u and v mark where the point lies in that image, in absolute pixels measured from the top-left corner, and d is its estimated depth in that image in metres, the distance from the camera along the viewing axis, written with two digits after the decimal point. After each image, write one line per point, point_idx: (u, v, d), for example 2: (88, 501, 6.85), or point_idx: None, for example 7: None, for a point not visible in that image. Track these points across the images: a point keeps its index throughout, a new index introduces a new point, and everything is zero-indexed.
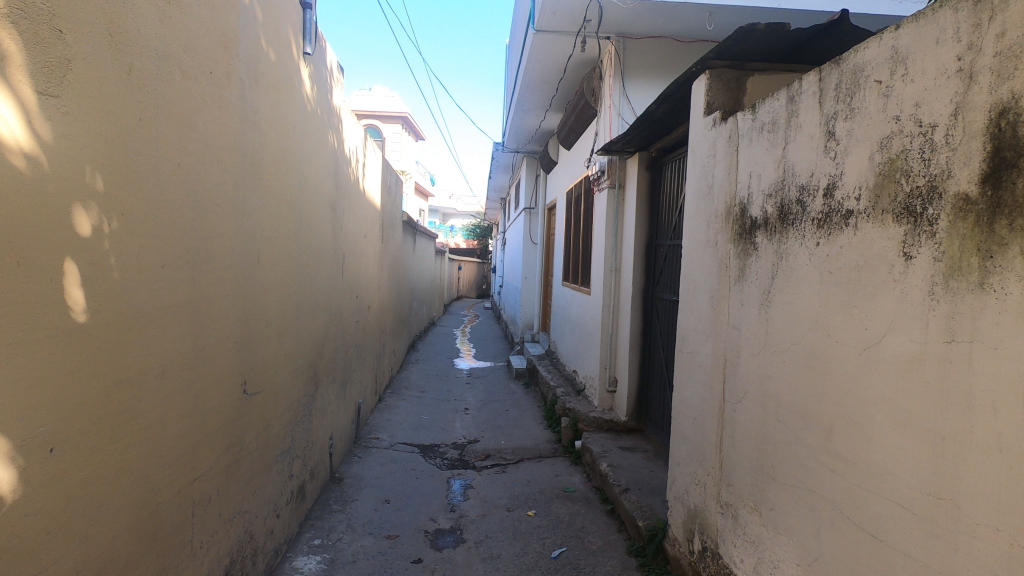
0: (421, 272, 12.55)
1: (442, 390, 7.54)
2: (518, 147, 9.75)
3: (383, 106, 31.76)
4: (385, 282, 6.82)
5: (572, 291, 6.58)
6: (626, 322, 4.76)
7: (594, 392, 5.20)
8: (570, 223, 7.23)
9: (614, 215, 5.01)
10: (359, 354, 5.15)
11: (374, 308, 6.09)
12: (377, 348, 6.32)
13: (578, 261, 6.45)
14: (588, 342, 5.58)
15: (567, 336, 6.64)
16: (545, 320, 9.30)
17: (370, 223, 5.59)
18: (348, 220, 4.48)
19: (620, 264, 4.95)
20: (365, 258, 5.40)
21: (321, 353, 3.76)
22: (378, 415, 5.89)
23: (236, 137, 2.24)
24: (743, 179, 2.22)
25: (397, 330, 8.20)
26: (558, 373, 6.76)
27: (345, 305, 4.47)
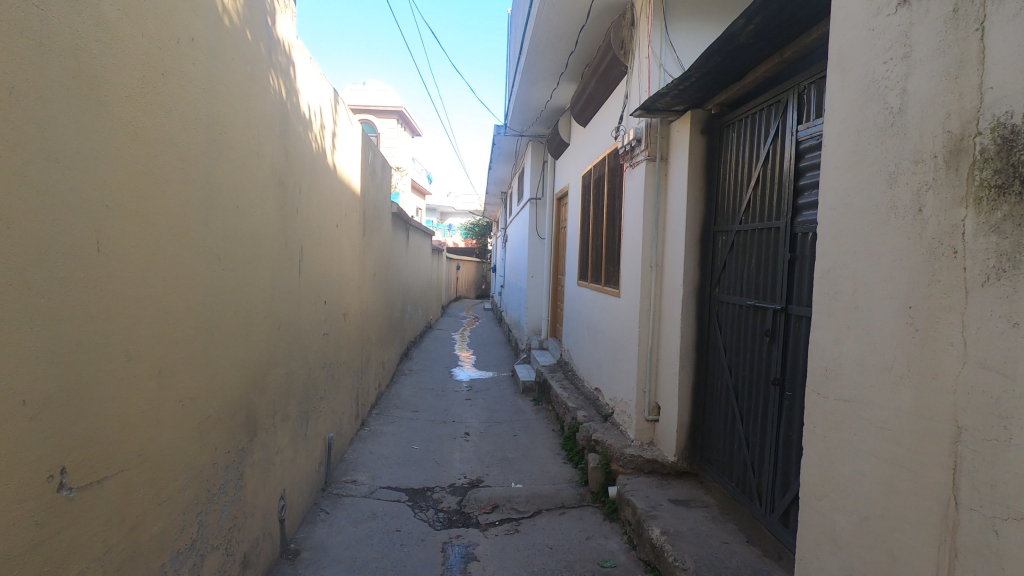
0: (415, 272, 11.46)
1: (438, 410, 6.45)
2: (522, 129, 8.65)
3: (378, 100, 30.63)
4: (368, 284, 5.71)
5: (592, 293, 5.50)
6: (673, 333, 3.67)
7: (628, 421, 4.11)
8: (587, 213, 6.11)
9: (654, 197, 3.93)
10: (329, 377, 4.06)
11: (354, 315, 4.99)
12: (358, 364, 5.24)
13: (599, 256, 5.37)
14: (617, 357, 4.50)
15: (587, 347, 5.56)
16: (556, 325, 8.20)
17: (346, 211, 4.49)
18: (308, 202, 3.40)
19: (663, 259, 3.86)
20: (340, 255, 4.33)
21: (265, 384, 2.70)
22: (357, 447, 4.79)
23: (20, 10, 1.16)
24: (1010, 78, 1.13)
25: (385, 339, 7.11)
26: (576, 392, 5.66)
27: (306, 314, 3.40)
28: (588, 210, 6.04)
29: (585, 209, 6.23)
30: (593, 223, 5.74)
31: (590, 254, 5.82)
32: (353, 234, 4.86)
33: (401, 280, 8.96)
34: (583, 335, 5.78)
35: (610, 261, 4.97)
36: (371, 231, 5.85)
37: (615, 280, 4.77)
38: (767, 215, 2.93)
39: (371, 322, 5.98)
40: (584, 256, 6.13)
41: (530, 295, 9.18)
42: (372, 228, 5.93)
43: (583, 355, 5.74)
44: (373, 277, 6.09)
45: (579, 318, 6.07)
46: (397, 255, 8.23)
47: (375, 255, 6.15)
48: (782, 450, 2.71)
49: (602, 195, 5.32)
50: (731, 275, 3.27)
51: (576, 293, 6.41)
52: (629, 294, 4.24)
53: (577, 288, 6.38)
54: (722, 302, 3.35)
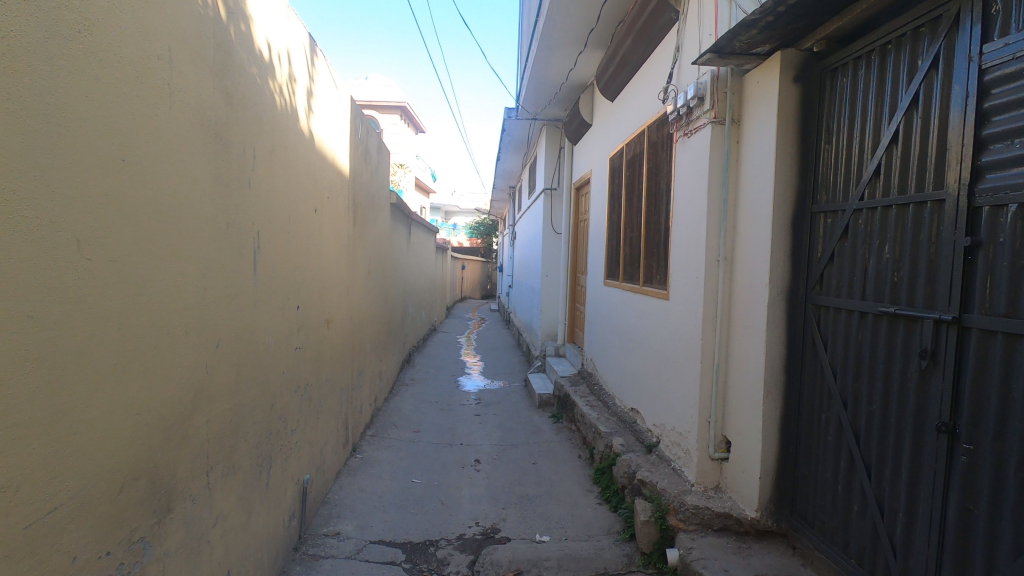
0: (418, 271, 10.62)
1: (442, 429, 5.60)
2: (536, 112, 7.78)
3: (380, 95, 29.79)
4: (360, 284, 4.86)
5: (625, 294, 4.62)
6: (753, 349, 2.79)
7: (685, 460, 3.23)
8: (617, 202, 5.23)
9: (722, 172, 3.05)
10: (305, 400, 3.21)
11: (341, 323, 4.12)
12: (347, 381, 4.37)
13: (636, 251, 4.49)
14: (664, 374, 3.63)
15: (619, 360, 4.70)
16: (575, 330, 7.32)
17: (327, 194, 3.62)
18: (268, 174, 2.54)
19: (735, 252, 2.99)
20: (320, 247, 3.47)
21: (191, 432, 1.85)
22: (345, 484, 3.93)
23: None
24: None
25: (382, 347, 6.27)
26: (607, 412, 4.78)
27: (266, 326, 2.54)
28: (618, 197, 5.16)
29: (614, 197, 5.35)
30: (626, 211, 4.85)
31: (621, 248, 4.93)
32: (339, 223, 3.99)
33: (401, 280, 8.10)
34: (613, 344, 4.90)
35: (653, 255, 4.10)
36: (364, 223, 4.99)
37: (660, 279, 3.90)
38: (911, 184, 2.04)
39: (364, 330, 5.12)
40: (613, 252, 5.26)
41: (544, 295, 8.30)
42: (365, 220, 5.06)
43: (613, 367, 4.87)
44: (366, 277, 5.21)
45: (607, 324, 5.19)
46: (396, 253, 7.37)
47: (369, 251, 5.30)
48: (950, 530, 1.83)
49: (640, 178, 4.45)
50: (842, 272, 2.39)
51: (603, 294, 5.53)
52: (683, 297, 3.37)
53: (603, 289, 5.50)
54: (828, 308, 2.47)
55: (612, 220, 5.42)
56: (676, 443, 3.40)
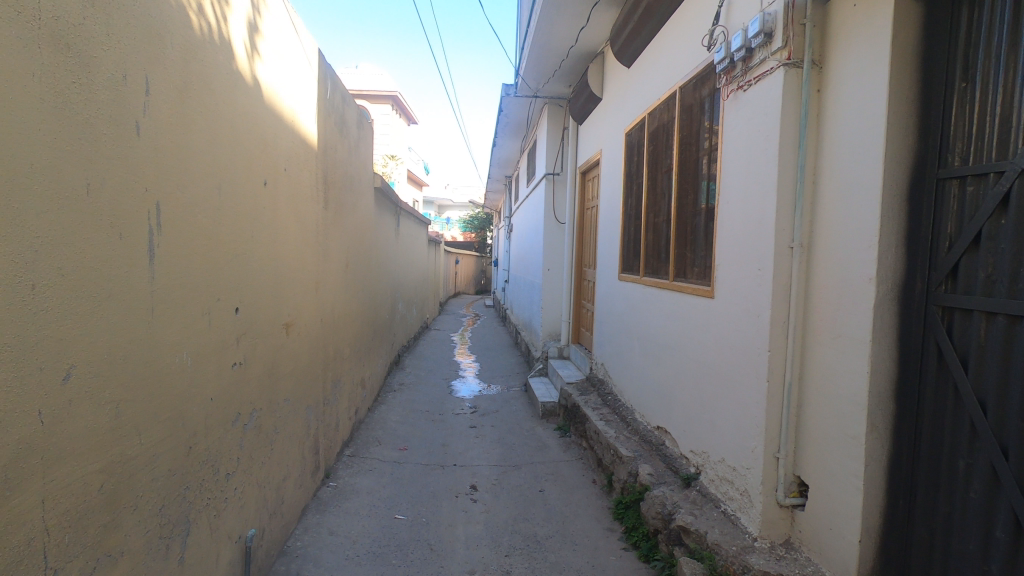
0: (408, 265, 9.86)
1: (433, 446, 4.87)
2: (537, 88, 7.01)
3: (370, 84, 28.86)
4: (334, 280, 4.10)
5: (650, 290, 3.90)
6: (845, 367, 2.08)
7: (742, 504, 2.52)
8: (637, 182, 4.49)
9: (798, 131, 2.32)
10: (253, 428, 2.48)
11: (307, 327, 3.37)
12: (316, 396, 3.63)
13: (664, 240, 3.76)
14: (709, 390, 2.91)
15: (642, 367, 3.98)
16: (582, 330, 6.61)
17: (285, 165, 2.86)
18: (179, 123, 1.79)
19: (815, 236, 2.27)
20: (275, 232, 2.72)
21: (1, 526, 1.11)
22: (311, 526, 3.19)
23: None
24: None
25: (364, 351, 5.52)
26: (628, 429, 4.07)
27: (179, 338, 1.80)
28: (639, 177, 4.42)
29: (632, 178, 4.62)
30: (651, 191, 4.11)
31: (643, 235, 4.20)
32: (304, 204, 3.24)
33: (388, 274, 7.33)
34: (634, 347, 4.20)
35: (689, 243, 3.37)
36: (340, 207, 4.24)
37: (699, 272, 3.17)
38: None
39: (340, 334, 4.37)
40: (633, 241, 4.52)
41: (547, 291, 7.57)
42: (341, 203, 4.30)
43: (635, 377, 4.16)
44: (343, 271, 4.45)
45: (626, 326, 4.47)
46: (382, 243, 6.61)
47: (346, 240, 4.53)
48: None
49: (671, 149, 3.71)
50: (995, 261, 1.68)
51: (618, 289, 4.80)
52: (737, 294, 2.65)
53: (619, 284, 4.76)
54: (969, 312, 1.76)
55: (629, 204, 4.68)
56: (727, 480, 2.68)
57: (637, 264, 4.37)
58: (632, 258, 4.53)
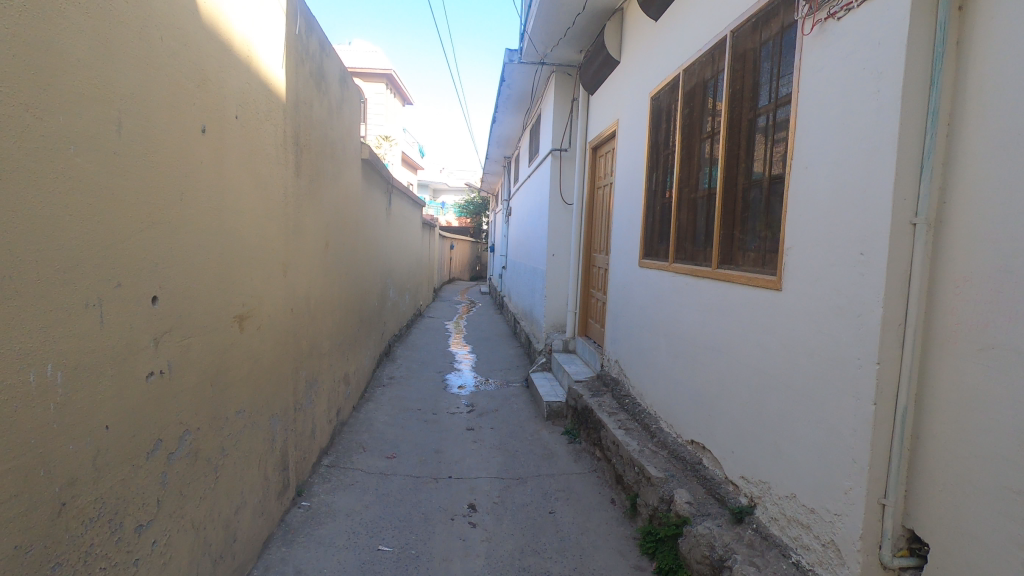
0: (400, 249, 9.21)
1: (426, 453, 4.28)
2: (545, 53, 6.33)
3: (364, 62, 27.88)
4: (310, 262, 3.47)
5: (685, 280, 3.29)
6: (1000, 392, 1.49)
7: (825, 559, 1.95)
8: (666, 153, 3.86)
9: (927, 66, 1.70)
10: (187, 455, 1.88)
11: (272, 319, 2.75)
12: (285, 402, 3.02)
13: (705, 220, 3.16)
14: (773, 406, 2.32)
15: (674, 370, 3.39)
16: (593, 322, 6.03)
17: (236, 113, 2.22)
18: (28, 12, 1.15)
19: (949, 209, 1.67)
20: (222, 200, 2.09)
21: None
22: (274, 563, 2.61)
23: None
24: None
25: (349, 344, 4.91)
26: (654, 441, 3.48)
27: (34, 342, 1.19)
28: (670, 147, 3.79)
29: (660, 149, 3.98)
30: (686, 163, 3.49)
31: (676, 214, 3.58)
32: (267, 167, 2.59)
33: (378, 258, 6.70)
34: (663, 345, 3.61)
35: (742, 222, 2.76)
36: (317, 176, 3.59)
37: (758, 257, 2.57)
38: None
39: (318, 326, 3.75)
40: (661, 222, 3.90)
41: (552, 279, 6.95)
42: (319, 172, 3.64)
43: (663, 380, 3.57)
44: (322, 252, 3.82)
45: (651, 320, 3.87)
46: (371, 224, 5.96)
47: (326, 216, 3.88)
48: None
49: (717, 109, 3.08)
50: None
51: (640, 278, 4.20)
52: (821, 287, 2.05)
53: (641, 272, 4.16)
54: None
55: (656, 180, 4.05)
56: (800, 525, 2.10)
57: (666, 249, 3.76)
58: (659, 241, 3.91)
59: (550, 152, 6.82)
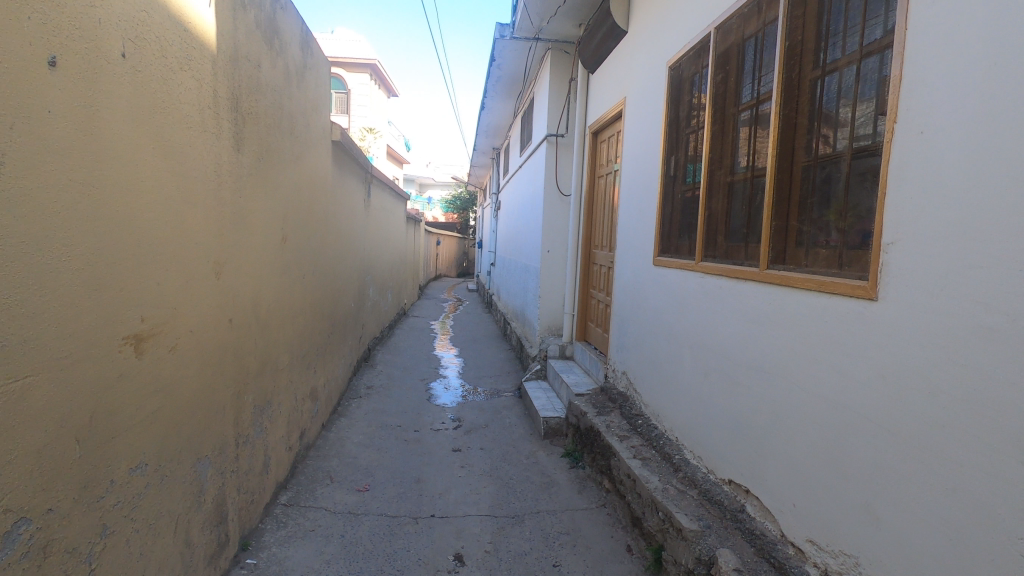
0: (381, 245, 8.53)
1: (405, 484, 3.66)
2: (539, 27, 5.70)
3: (346, 51, 26.99)
4: (259, 259, 2.82)
5: (720, 282, 2.70)
6: None
7: None
8: (691, 131, 3.26)
9: None
10: (27, 555, 1.26)
11: (198, 333, 2.11)
12: (223, 438, 2.39)
13: (749, 209, 2.57)
14: (865, 454, 1.75)
15: (704, 390, 2.81)
16: (594, 326, 5.44)
17: (124, 50, 1.57)
18: None
19: None
20: (94, 171, 1.45)
21: None
22: None
23: None
24: None
25: (317, 354, 4.26)
26: (679, 477, 2.89)
27: None
28: (696, 122, 3.18)
29: (683, 125, 3.37)
30: (720, 140, 2.88)
31: (705, 202, 2.98)
32: (186, 135, 1.95)
33: (354, 256, 6.04)
34: (688, 359, 3.03)
35: (807, 210, 2.16)
36: (269, 154, 2.93)
37: (835, 254, 1.97)
38: None
39: (273, 337, 3.11)
40: (684, 212, 3.30)
41: (547, 278, 6.33)
42: (272, 149, 2.99)
43: (689, 401, 2.99)
44: (278, 247, 3.17)
45: (672, 328, 3.28)
46: (344, 215, 5.29)
47: (282, 203, 3.22)
48: None
49: (765, 69, 2.48)
50: None
51: (655, 279, 3.60)
52: (949, 297, 1.47)
53: (656, 272, 3.57)
54: None
55: (677, 162, 3.44)
56: None
57: (693, 244, 3.15)
58: (682, 235, 3.31)
59: (545, 138, 6.19)
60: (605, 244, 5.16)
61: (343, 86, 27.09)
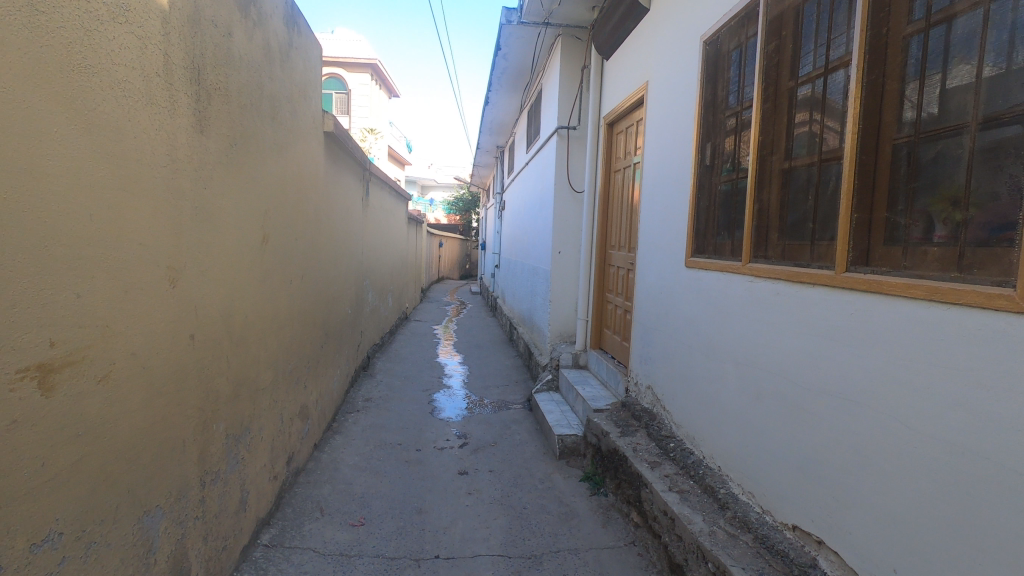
0: (380, 247, 8.11)
1: (406, 515, 3.25)
2: (549, 10, 5.29)
3: (347, 51, 26.63)
4: (233, 262, 2.42)
5: (776, 288, 2.29)
6: None
7: None
8: (733, 112, 2.84)
9: None
10: None
11: (146, 356, 1.71)
12: (186, 479, 1.99)
13: (815, 199, 2.15)
14: (1009, 519, 1.35)
15: (758, 415, 2.40)
16: (610, 333, 5.02)
17: None
18: None
19: None
20: None
21: None
22: None
23: None
24: None
25: (308, 367, 3.85)
26: (728, 517, 2.47)
27: None
28: (739, 101, 2.76)
29: (722, 106, 2.95)
30: (772, 118, 2.46)
31: (753, 192, 2.55)
32: (125, 109, 1.55)
33: (350, 258, 5.62)
34: (734, 377, 2.62)
35: (905, 197, 1.74)
36: (245, 140, 2.52)
37: (954, 252, 1.56)
38: None
39: (252, 352, 2.70)
40: (725, 205, 2.88)
41: (557, 281, 5.90)
42: (250, 135, 2.58)
43: (737, 426, 2.58)
44: (258, 248, 2.76)
45: (710, 340, 2.87)
46: (338, 214, 4.88)
47: (263, 198, 2.81)
48: None
49: (837, 29, 2.05)
50: None
51: (687, 284, 3.19)
52: None
53: (689, 275, 3.15)
54: None
55: (715, 148, 3.02)
56: None
57: (737, 241, 2.73)
58: (722, 231, 2.89)
59: (556, 131, 5.76)
60: (623, 243, 4.74)
61: (343, 87, 26.73)
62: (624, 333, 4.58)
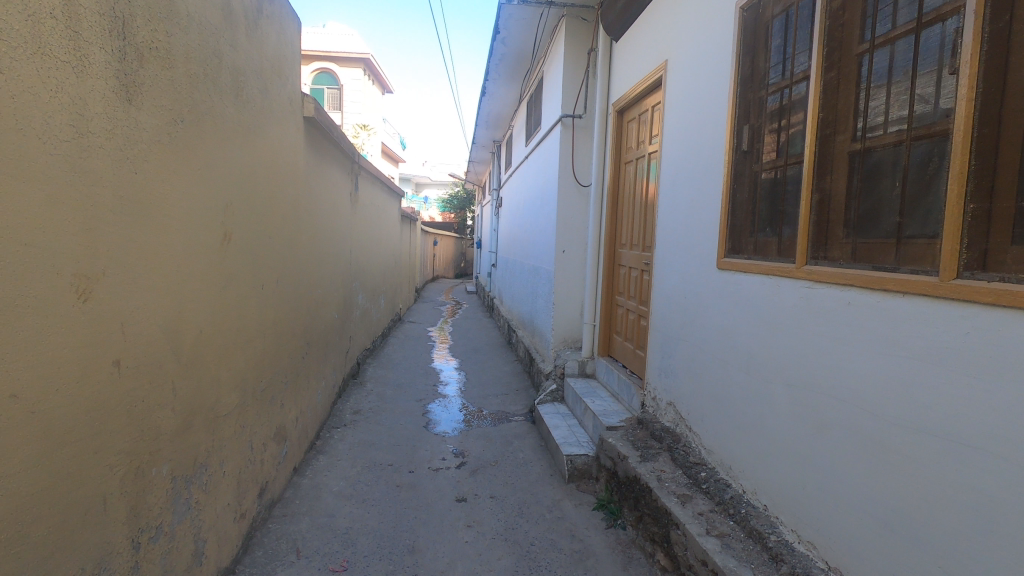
0: (371, 245, 7.64)
1: (397, 557, 2.82)
2: None
3: (340, 45, 26.06)
4: (178, 265, 1.97)
5: (848, 298, 1.88)
6: None
7: None
8: (780, 87, 2.41)
9: None
10: None
11: (32, 397, 1.27)
12: (108, 547, 1.55)
13: (905, 186, 1.73)
14: None
15: (823, 450, 1.99)
16: (621, 340, 4.60)
17: None
18: None
19: None
20: None
21: None
22: None
23: None
24: None
25: (285, 383, 3.40)
26: (781, 573, 2.05)
27: None
28: (789, 73, 2.34)
29: (766, 80, 2.52)
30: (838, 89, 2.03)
31: (813, 181, 2.13)
32: None
33: (337, 258, 5.16)
34: (788, 402, 2.20)
35: None
36: (196, 116, 2.07)
37: None
38: None
39: (210, 373, 2.26)
40: (772, 196, 2.45)
41: (562, 282, 5.47)
42: (205, 111, 2.14)
43: (793, 460, 2.17)
44: (218, 248, 2.32)
45: (752, 355, 2.45)
46: (322, 209, 4.41)
47: (223, 187, 2.36)
48: None
49: None
50: None
51: (719, 288, 2.77)
52: None
53: (722, 279, 2.73)
54: None
55: (756, 131, 2.59)
56: None
57: (789, 238, 2.30)
58: (769, 227, 2.46)
59: (560, 120, 5.32)
60: (637, 241, 4.31)
61: (336, 81, 26.16)
62: (639, 340, 4.16)
